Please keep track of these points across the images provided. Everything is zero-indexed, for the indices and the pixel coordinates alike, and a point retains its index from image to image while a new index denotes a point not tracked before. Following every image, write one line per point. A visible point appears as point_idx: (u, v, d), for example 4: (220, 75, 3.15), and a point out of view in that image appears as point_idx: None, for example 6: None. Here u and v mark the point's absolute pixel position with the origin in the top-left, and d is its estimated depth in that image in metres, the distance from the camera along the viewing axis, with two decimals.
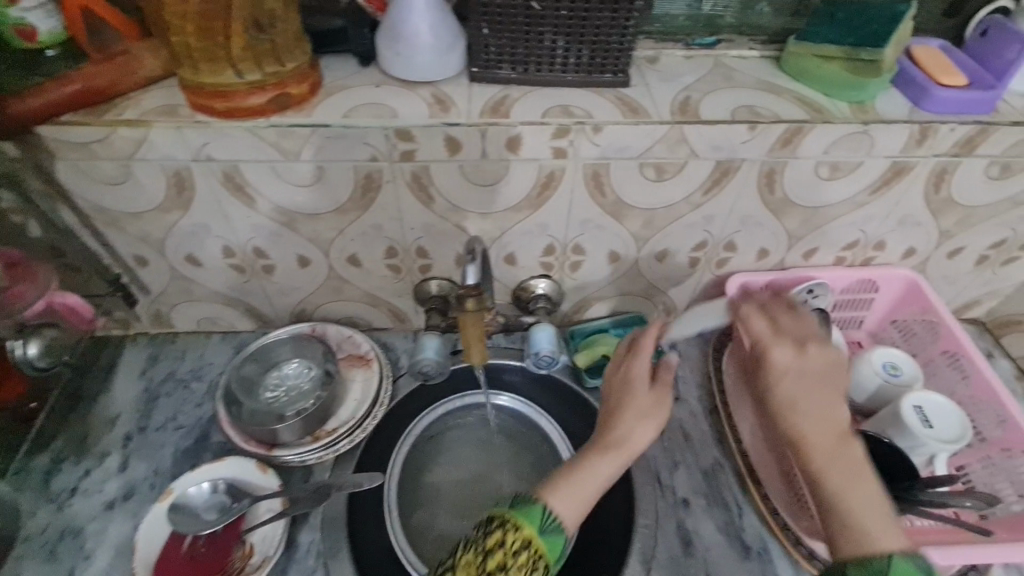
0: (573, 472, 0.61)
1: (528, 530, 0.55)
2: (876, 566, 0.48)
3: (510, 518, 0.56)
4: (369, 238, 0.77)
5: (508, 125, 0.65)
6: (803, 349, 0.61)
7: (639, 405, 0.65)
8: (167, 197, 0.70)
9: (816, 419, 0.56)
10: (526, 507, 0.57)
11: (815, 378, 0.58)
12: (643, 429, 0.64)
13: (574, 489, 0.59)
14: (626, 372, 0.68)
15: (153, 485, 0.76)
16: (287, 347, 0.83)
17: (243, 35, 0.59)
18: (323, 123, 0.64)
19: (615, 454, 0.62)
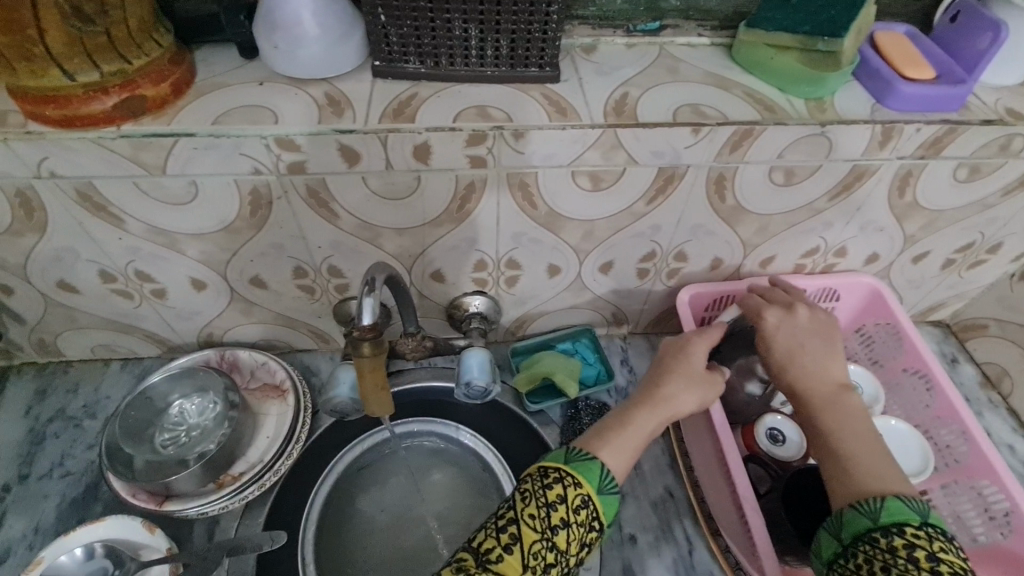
0: (614, 429, 0.57)
1: (586, 486, 0.51)
2: (870, 507, 0.49)
3: (570, 472, 0.52)
4: (272, 257, 0.68)
5: (413, 132, 0.56)
6: (793, 312, 0.64)
7: (692, 373, 0.63)
8: (16, 220, 0.59)
9: (817, 371, 0.60)
10: (578, 459, 0.53)
11: (810, 336, 0.62)
12: (688, 391, 0.61)
13: (622, 446, 0.56)
14: (684, 350, 0.65)
15: (31, 544, 0.67)
16: (183, 380, 0.73)
17: (62, 27, 0.47)
18: (186, 131, 0.53)
19: (658, 408, 0.59)
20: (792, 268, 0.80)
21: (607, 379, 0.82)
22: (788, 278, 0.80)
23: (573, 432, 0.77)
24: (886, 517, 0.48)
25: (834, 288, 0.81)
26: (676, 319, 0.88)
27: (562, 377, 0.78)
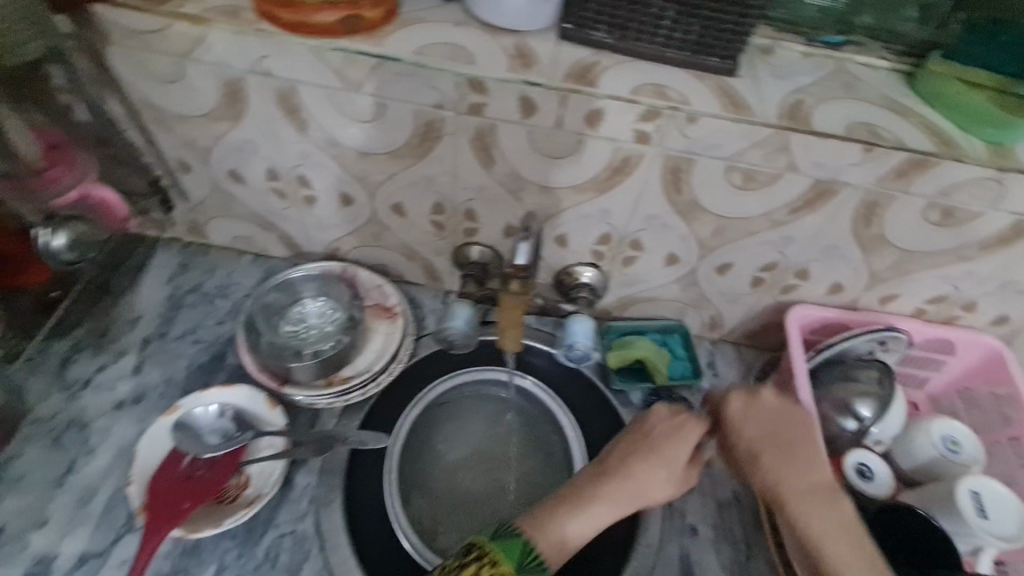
0: (576, 511, 0.61)
1: (507, 562, 0.54)
2: None
3: (488, 552, 0.55)
4: (419, 188, 0.72)
5: (594, 96, 0.58)
6: (754, 396, 0.68)
7: (670, 462, 0.65)
8: (219, 106, 0.66)
9: (793, 476, 0.63)
10: (508, 537, 0.57)
11: (770, 427, 0.66)
12: (659, 467, 0.65)
13: (553, 533, 0.59)
14: (643, 428, 0.68)
15: (162, 394, 0.75)
16: (318, 285, 0.82)
17: None
18: (393, 56, 0.58)
19: (629, 487, 0.63)
20: (911, 312, 0.78)
21: (694, 377, 0.83)
22: (904, 320, 0.78)
23: None
24: None
25: (952, 341, 0.79)
26: (772, 336, 0.87)
27: (655, 362, 0.81)
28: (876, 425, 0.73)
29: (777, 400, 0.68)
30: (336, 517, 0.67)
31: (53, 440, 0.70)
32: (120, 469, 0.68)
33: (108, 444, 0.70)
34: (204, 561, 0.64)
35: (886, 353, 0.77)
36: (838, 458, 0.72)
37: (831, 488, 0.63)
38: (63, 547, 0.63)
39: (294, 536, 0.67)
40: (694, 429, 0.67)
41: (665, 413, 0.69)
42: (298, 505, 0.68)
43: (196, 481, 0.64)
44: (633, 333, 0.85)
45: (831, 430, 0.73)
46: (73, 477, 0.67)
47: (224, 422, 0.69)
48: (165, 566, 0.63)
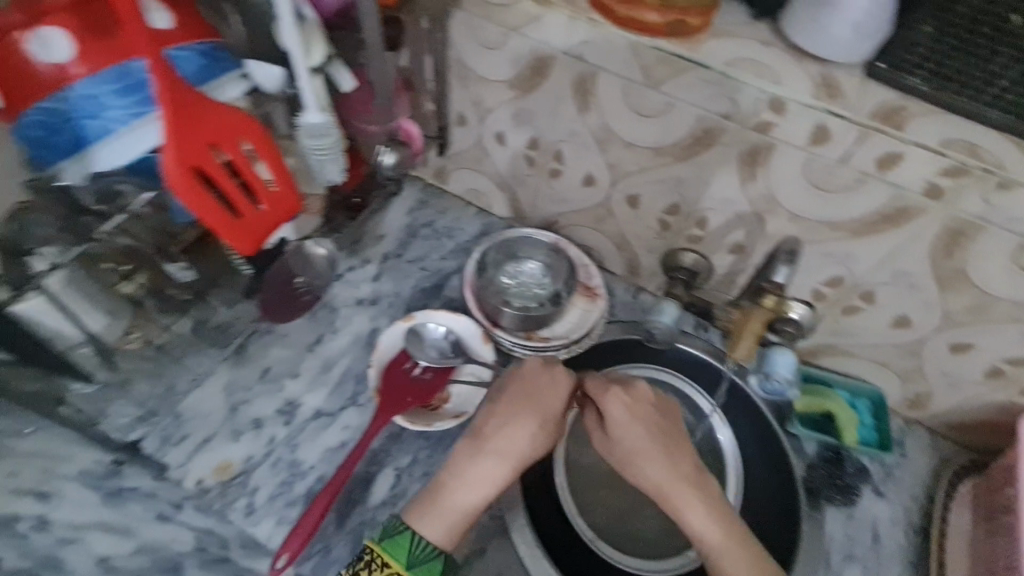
0: (461, 489, 0.66)
1: (394, 564, 0.61)
2: None
3: (377, 556, 0.61)
4: (664, 187, 0.76)
5: (898, 139, 0.58)
6: (632, 404, 0.67)
7: (540, 408, 0.68)
8: (522, 76, 0.75)
9: (652, 470, 0.65)
10: (390, 537, 0.62)
11: (659, 439, 0.66)
12: (510, 429, 0.67)
13: (451, 521, 0.64)
14: (527, 379, 0.70)
15: (392, 303, 0.88)
16: (536, 248, 0.88)
17: None
18: (704, 63, 0.62)
19: (504, 460, 0.67)
20: None
21: (882, 449, 0.79)
22: None
23: (827, 474, 0.77)
24: None
25: None
26: (983, 436, 0.79)
27: (843, 420, 0.79)
28: None
29: (648, 395, 0.69)
30: None
31: (312, 313, 0.84)
32: (354, 352, 0.82)
33: (349, 330, 0.84)
34: (403, 450, 0.75)
35: None
36: None
37: (693, 474, 0.66)
38: (306, 398, 0.77)
39: None
40: (562, 377, 0.70)
41: (537, 369, 0.70)
42: None
43: (417, 383, 0.76)
44: (821, 384, 0.82)
45: None
46: (319, 348, 0.81)
47: (444, 342, 0.80)
48: (374, 443, 0.75)
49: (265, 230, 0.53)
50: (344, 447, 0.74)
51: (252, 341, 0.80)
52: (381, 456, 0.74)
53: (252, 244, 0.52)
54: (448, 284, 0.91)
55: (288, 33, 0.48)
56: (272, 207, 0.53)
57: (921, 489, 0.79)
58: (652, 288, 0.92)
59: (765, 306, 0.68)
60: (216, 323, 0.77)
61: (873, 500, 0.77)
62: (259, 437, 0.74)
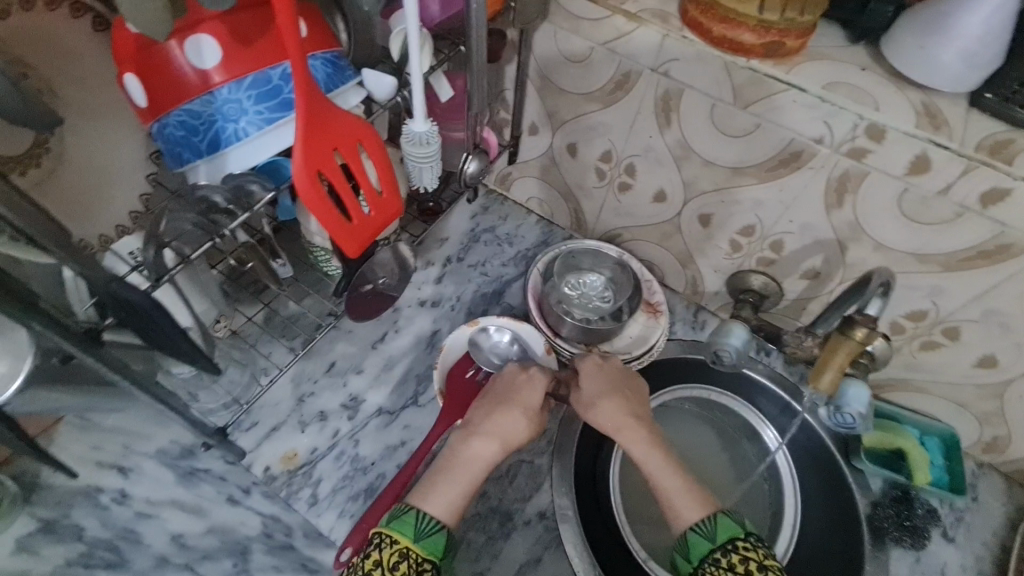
0: (459, 466, 0.64)
1: (403, 540, 0.57)
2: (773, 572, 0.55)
3: (384, 534, 0.58)
4: (740, 208, 0.76)
5: (1006, 174, 0.55)
6: (599, 365, 0.72)
7: (517, 400, 0.69)
8: (602, 89, 0.75)
9: (620, 418, 0.67)
10: (398, 517, 0.59)
11: (605, 379, 0.70)
12: (501, 416, 0.67)
13: (453, 492, 0.62)
14: (508, 376, 0.72)
15: (454, 307, 0.89)
16: (599, 261, 0.89)
17: None
18: (800, 86, 0.61)
19: (495, 438, 0.66)
20: None
21: (954, 492, 0.75)
22: None
23: (896, 514, 0.74)
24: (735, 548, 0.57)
25: None
26: None
27: (915, 459, 0.77)
28: None
29: (595, 364, 0.72)
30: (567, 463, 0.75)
31: None
32: (416, 353, 0.83)
33: (411, 330, 0.85)
34: None
35: None
36: None
37: (620, 398, 0.69)
38: (369, 395, 0.79)
39: (531, 466, 0.76)
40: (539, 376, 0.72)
41: (512, 370, 0.73)
42: (539, 441, 0.77)
43: (479, 390, 0.77)
44: (889, 419, 0.79)
45: None
46: (383, 346, 0.83)
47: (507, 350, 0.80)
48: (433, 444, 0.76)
49: (371, 235, 0.52)
50: (404, 446, 0.75)
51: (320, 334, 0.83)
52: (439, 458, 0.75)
53: (359, 246, 0.52)
54: (509, 290, 0.92)
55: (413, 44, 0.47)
56: (378, 213, 0.52)
57: (994, 538, 0.75)
58: (713, 308, 0.91)
59: (855, 339, 0.61)
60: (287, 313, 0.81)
61: (942, 545, 0.73)
62: (324, 429, 0.76)
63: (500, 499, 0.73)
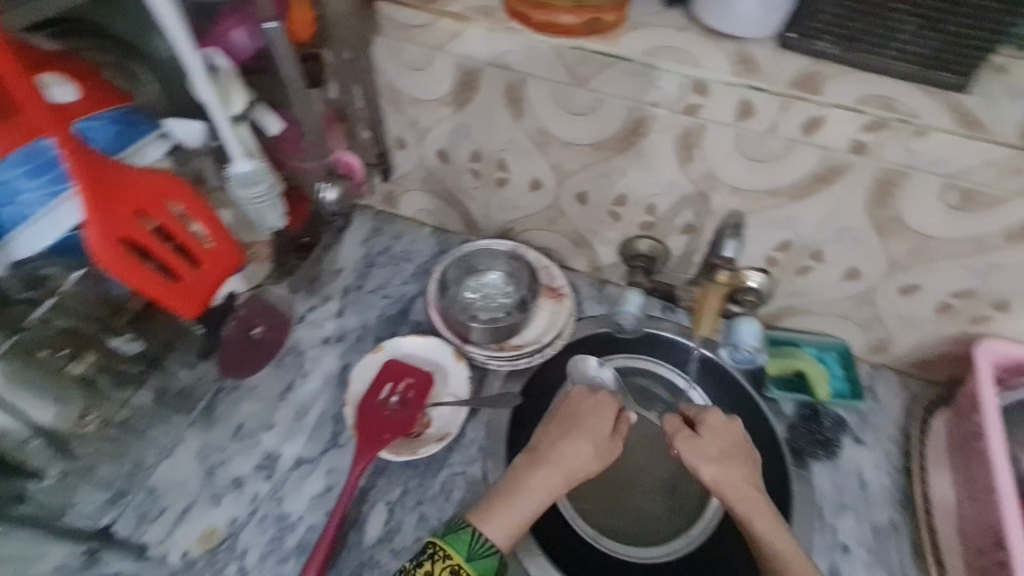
0: (522, 495, 0.63)
1: (455, 558, 0.60)
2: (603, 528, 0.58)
3: (440, 547, 0.60)
4: (609, 180, 0.77)
5: (816, 104, 0.60)
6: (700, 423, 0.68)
7: (581, 425, 0.67)
8: (452, 92, 0.75)
9: (738, 483, 0.65)
10: (454, 531, 0.61)
11: (718, 443, 0.67)
12: (569, 446, 0.66)
13: (512, 520, 0.62)
14: (578, 404, 0.69)
15: (360, 337, 0.86)
16: (494, 258, 0.88)
17: None
18: (626, 57, 0.64)
19: (556, 471, 0.64)
20: None
21: (854, 398, 0.81)
22: None
23: (808, 430, 0.79)
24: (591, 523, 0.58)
25: None
26: (946, 369, 0.82)
27: (815, 377, 0.81)
28: None
29: (721, 423, 0.68)
30: (500, 467, 0.75)
31: (277, 360, 0.82)
32: (328, 393, 0.80)
33: (319, 372, 0.82)
34: (392, 482, 0.74)
35: None
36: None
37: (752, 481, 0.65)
38: (285, 448, 0.75)
39: (465, 477, 0.75)
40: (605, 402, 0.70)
41: (588, 401, 0.70)
42: (469, 451, 0.77)
43: (393, 416, 0.73)
44: (789, 345, 0.85)
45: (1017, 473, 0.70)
46: (291, 394, 0.79)
47: (422, 363, 0.80)
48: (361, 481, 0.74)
49: (208, 288, 0.55)
50: (331, 491, 0.72)
51: (221, 399, 0.78)
52: (370, 493, 0.73)
53: (197, 304, 0.54)
54: (414, 307, 0.89)
55: (205, 88, 0.50)
56: (210, 265, 0.54)
57: (901, 432, 0.81)
58: (616, 279, 0.93)
59: (720, 282, 0.69)
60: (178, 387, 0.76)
61: (855, 449, 0.79)
62: (241, 496, 0.71)
63: (440, 518, 0.72)
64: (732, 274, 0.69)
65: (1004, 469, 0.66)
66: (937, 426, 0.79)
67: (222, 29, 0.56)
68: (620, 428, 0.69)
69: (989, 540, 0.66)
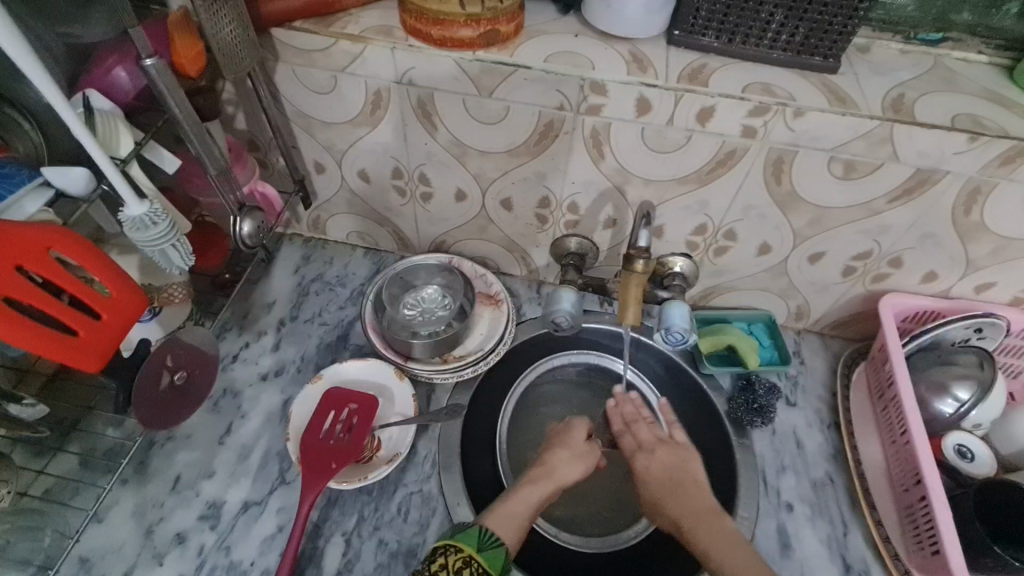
0: (516, 504, 0.64)
1: (467, 549, 0.57)
2: (486, 538, 0.59)
3: (450, 544, 0.58)
4: (529, 184, 0.79)
5: (705, 95, 0.64)
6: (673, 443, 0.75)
7: (573, 446, 0.72)
8: (363, 112, 0.75)
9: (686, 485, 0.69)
10: (462, 530, 0.60)
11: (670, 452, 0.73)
12: (562, 455, 0.70)
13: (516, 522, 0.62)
14: (567, 428, 0.74)
15: (299, 369, 0.83)
16: (429, 273, 0.88)
17: None
18: (525, 64, 0.66)
19: (541, 483, 0.67)
20: (1007, 300, 0.80)
21: (783, 364, 0.85)
22: (1002, 308, 0.80)
23: (745, 400, 0.81)
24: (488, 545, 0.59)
25: None
26: (858, 327, 0.89)
27: (743, 350, 0.83)
28: (976, 407, 0.74)
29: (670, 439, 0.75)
30: (455, 479, 0.75)
31: (212, 405, 0.79)
32: (270, 431, 0.77)
33: (259, 410, 0.79)
34: (346, 512, 0.72)
35: (982, 341, 0.79)
36: (937, 440, 0.76)
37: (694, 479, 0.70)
38: (229, 494, 0.72)
39: (421, 495, 0.74)
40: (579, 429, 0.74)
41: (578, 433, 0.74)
42: (423, 468, 0.76)
43: (336, 444, 0.72)
44: (720, 322, 0.89)
45: (927, 413, 0.76)
46: (231, 438, 0.76)
47: (364, 386, 0.80)
48: (314, 516, 0.72)
49: (111, 341, 0.50)
50: (282, 531, 0.70)
51: (154, 454, 0.74)
52: (325, 526, 0.71)
53: (101, 357, 0.49)
54: (353, 331, 0.87)
55: (81, 133, 0.47)
56: (113, 315, 0.50)
57: (827, 390, 0.86)
58: (552, 279, 0.94)
59: (638, 271, 0.70)
60: (104, 448, 0.72)
61: (788, 412, 0.83)
62: (185, 552, 0.68)
63: (399, 540, 0.71)
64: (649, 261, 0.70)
65: (912, 408, 0.72)
66: (857, 379, 0.85)
67: (102, 70, 0.55)
68: (583, 451, 0.72)
69: (912, 479, 0.71)
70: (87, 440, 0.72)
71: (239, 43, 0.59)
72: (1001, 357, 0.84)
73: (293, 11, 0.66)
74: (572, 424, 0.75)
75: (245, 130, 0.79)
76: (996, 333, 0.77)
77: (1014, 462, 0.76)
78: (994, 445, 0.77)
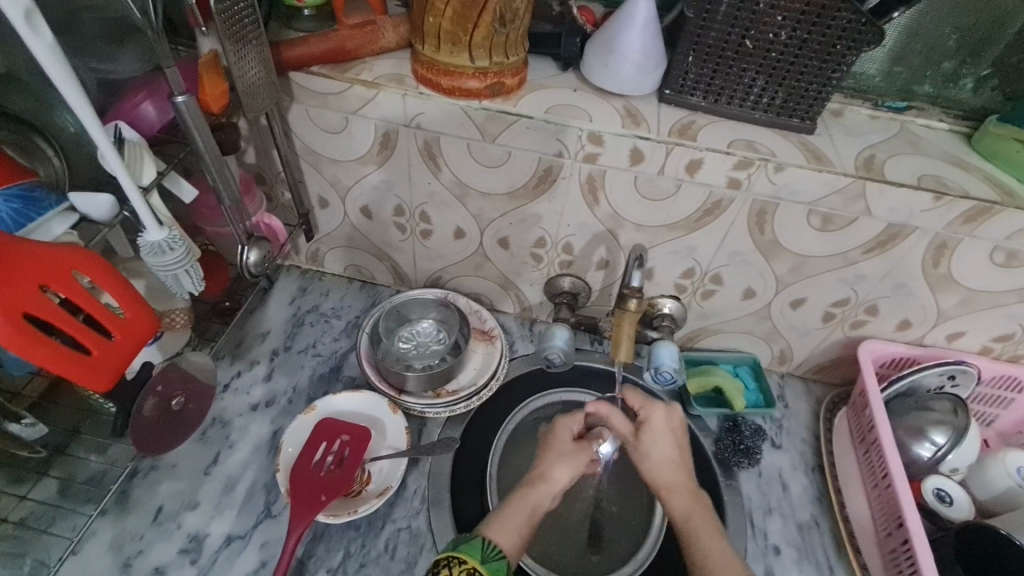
0: (514, 512, 0.64)
1: (471, 560, 0.58)
2: (489, 551, 0.59)
3: (454, 556, 0.58)
4: (526, 225, 0.82)
5: (694, 148, 0.69)
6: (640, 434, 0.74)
7: (562, 449, 0.72)
8: (370, 151, 0.78)
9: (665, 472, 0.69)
10: (466, 541, 0.60)
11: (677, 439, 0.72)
12: (562, 465, 0.70)
13: (512, 523, 0.63)
14: (552, 431, 0.75)
15: (291, 399, 0.83)
16: (425, 306, 0.88)
17: (488, 26, 0.65)
18: (527, 114, 0.71)
19: (538, 488, 0.68)
20: (977, 349, 0.84)
21: (767, 406, 0.87)
22: (972, 357, 0.84)
23: (732, 441, 0.83)
24: (488, 564, 0.58)
25: (1018, 377, 0.83)
26: (839, 371, 0.92)
27: (730, 390, 0.86)
28: (952, 452, 0.78)
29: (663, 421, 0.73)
30: (444, 515, 0.74)
31: (199, 434, 0.78)
32: (257, 462, 0.76)
33: (247, 441, 0.78)
34: (332, 548, 0.71)
35: (956, 389, 0.82)
36: (916, 484, 0.78)
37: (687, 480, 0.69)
38: (212, 527, 0.70)
39: (409, 531, 0.73)
40: (568, 437, 0.74)
41: (566, 437, 0.74)
42: (411, 504, 0.75)
43: (328, 478, 0.71)
44: (707, 363, 0.91)
45: (906, 456, 0.79)
46: (217, 468, 0.75)
47: (358, 419, 0.80)
48: (300, 551, 0.70)
49: (123, 361, 0.51)
50: (265, 567, 0.68)
51: (136, 483, 0.73)
52: (310, 562, 0.70)
53: (113, 375, 0.50)
54: (347, 363, 0.88)
55: (120, 169, 0.51)
56: (127, 335, 0.51)
57: (811, 433, 0.88)
58: (544, 317, 0.96)
59: (631, 310, 0.73)
60: (87, 475, 0.70)
61: (774, 454, 0.85)
62: None
63: None
64: (642, 300, 0.74)
65: (891, 453, 0.75)
66: (839, 422, 0.88)
67: (130, 104, 0.58)
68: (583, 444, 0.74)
69: (895, 523, 0.72)
70: (70, 467, 0.71)
71: (260, 85, 0.63)
72: (975, 405, 0.88)
73: (310, 58, 0.71)
74: (554, 429, 0.75)
75: (254, 164, 0.82)
76: (968, 380, 0.81)
77: (994, 508, 0.78)
78: (972, 490, 0.80)
